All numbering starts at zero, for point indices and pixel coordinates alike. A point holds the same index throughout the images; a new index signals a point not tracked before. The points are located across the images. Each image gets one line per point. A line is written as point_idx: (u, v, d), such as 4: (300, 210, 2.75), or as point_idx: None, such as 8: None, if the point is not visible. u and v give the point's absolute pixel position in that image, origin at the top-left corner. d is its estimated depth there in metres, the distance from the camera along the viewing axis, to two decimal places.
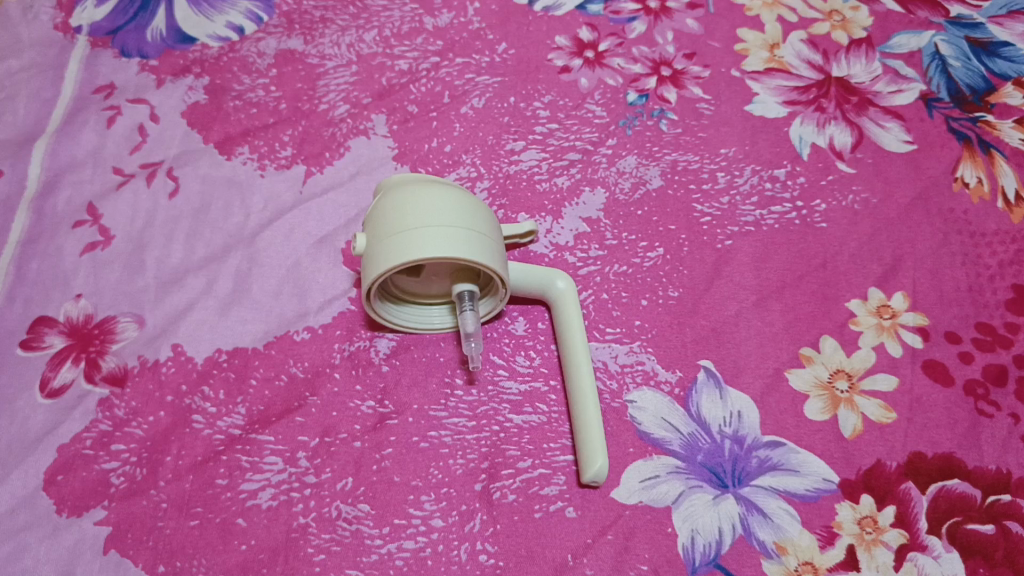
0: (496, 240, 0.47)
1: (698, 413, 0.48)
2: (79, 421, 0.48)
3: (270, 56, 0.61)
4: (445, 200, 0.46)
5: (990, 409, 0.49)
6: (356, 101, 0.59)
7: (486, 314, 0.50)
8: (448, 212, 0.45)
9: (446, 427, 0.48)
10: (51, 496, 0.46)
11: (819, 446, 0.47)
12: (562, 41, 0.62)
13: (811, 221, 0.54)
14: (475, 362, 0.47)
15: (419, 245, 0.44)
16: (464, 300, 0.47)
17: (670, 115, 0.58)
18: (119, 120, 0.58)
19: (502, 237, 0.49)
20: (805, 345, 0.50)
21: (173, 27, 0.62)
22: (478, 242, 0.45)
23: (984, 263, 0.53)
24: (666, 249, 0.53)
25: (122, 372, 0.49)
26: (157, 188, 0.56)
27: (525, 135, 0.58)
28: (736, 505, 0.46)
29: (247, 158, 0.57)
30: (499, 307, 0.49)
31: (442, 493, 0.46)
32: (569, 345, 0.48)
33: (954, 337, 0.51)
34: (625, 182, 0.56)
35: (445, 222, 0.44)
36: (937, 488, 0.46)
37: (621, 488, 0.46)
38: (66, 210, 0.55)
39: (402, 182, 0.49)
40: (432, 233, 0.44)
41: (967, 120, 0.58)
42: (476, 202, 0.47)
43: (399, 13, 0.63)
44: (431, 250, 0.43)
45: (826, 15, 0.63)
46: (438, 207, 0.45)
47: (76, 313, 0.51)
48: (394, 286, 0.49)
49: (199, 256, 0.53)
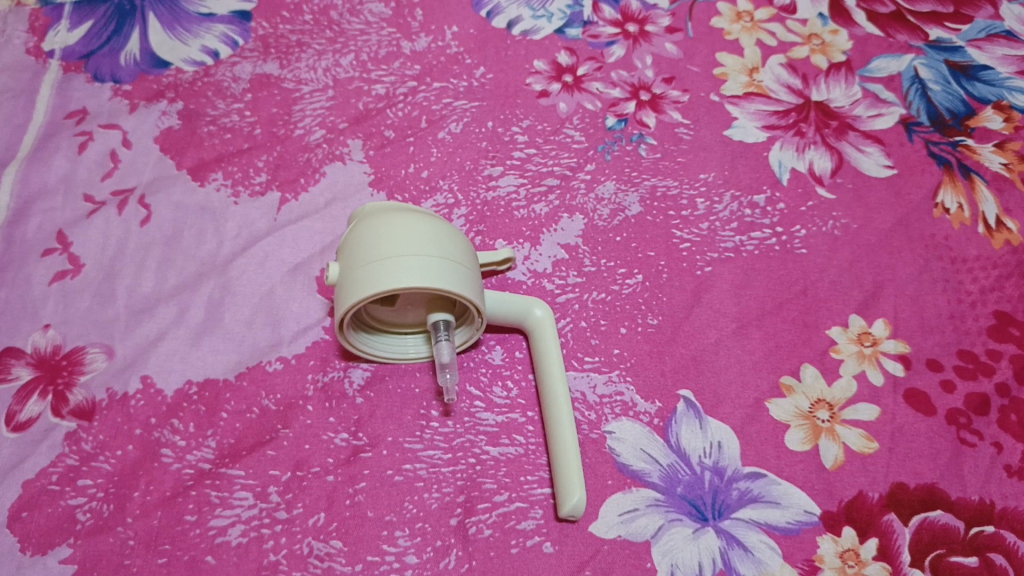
0: (474, 271, 0.46)
1: (677, 443, 0.48)
2: (46, 455, 0.47)
3: (245, 81, 0.60)
4: (422, 229, 0.45)
5: (973, 438, 0.48)
6: (332, 126, 0.58)
7: (462, 344, 0.49)
8: (425, 241, 0.44)
9: (421, 460, 0.47)
10: (15, 533, 0.45)
11: (800, 478, 0.47)
12: (540, 65, 0.61)
13: (791, 247, 0.54)
14: (450, 394, 0.46)
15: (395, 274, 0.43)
16: (440, 330, 0.46)
17: (649, 140, 0.58)
18: (91, 146, 0.57)
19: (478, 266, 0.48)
20: (786, 374, 0.50)
21: (147, 51, 0.61)
22: (454, 270, 0.44)
23: (965, 289, 0.53)
24: (645, 276, 0.53)
25: (90, 405, 0.48)
26: (129, 216, 0.55)
27: (503, 161, 0.57)
28: (717, 539, 0.45)
29: (221, 184, 0.56)
30: (476, 335, 0.49)
31: (417, 529, 0.45)
32: (546, 374, 0.47)
33: (936, 364, 0.50)
34: (603, 209, 0.55)
35: (420, 251, 0.44)
36: (920, 520, 0.46)
37: (599, 522, 0.45)
38: (35, 238, 0.54)
39: (379, 210, 0.48)
40: (407, 262, 0.43)
41: (948, 144, 0.58)
42: (454, 231, 0.47)
43: (376, 37, 0.62)
44: (407, 281, 0.43)
45: (805, 39, 0.63)
46: (412, 236, 0.44)
47: (44, 344, 0.50)
48: (369, 313, 0.49)
49: (170, 285, 0.53)
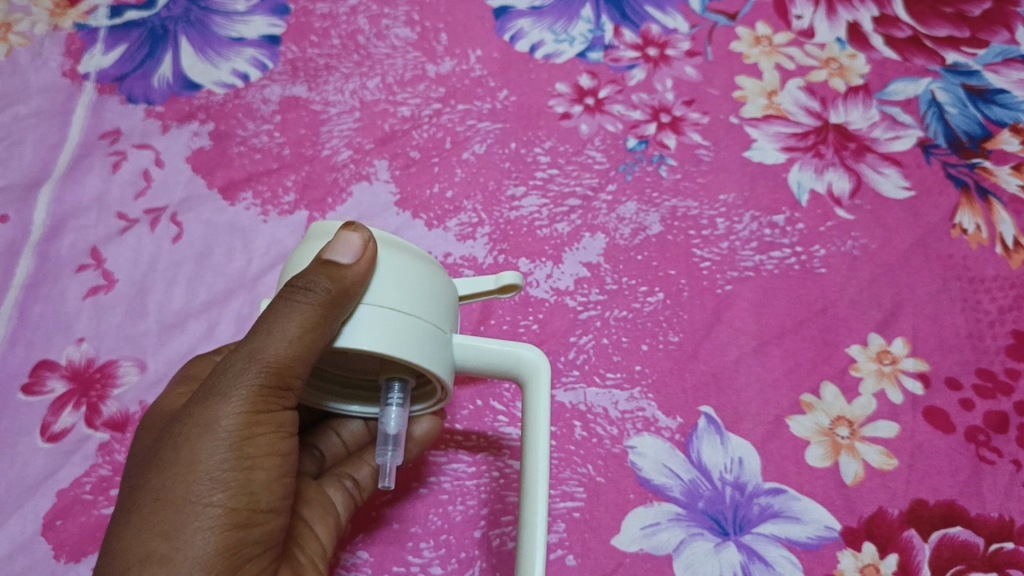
0: (414, 309, 0.36)
1: (698, 459, 0.48)
2: (79, 466, 0.48)
3: (274, 103, 0.62)
4: (346, 258, 0.35)
5: (992, 456, 0.49)
6: (359, 146, 0.60)
7: (427, 435, 0.46)
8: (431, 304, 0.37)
9: (446, 473, 0.48)
10: (49, 541, 0.46)
11: (821, 494, 0.47)
12: (562, 88, 0.62)
13: (810, 266, 0.55)
14: (389, 476, 0.38)
15: (247, 347, 0.37)
16: (392, 391, 0.39)
17: (670, 160, 0.59)
18: (124, 165, 0.59)
19: (450, 297, 0.39)
20: (806, 391, 0.50)
21: (179, 73, 0.63)
22: (362, 332, 0.35)
23: (983, 308, 0.53)
24: (666, 294, 0.53)
25: (123, 417, 0.50)
26: (161, 233, 0.56)
27: (526, 181, 0.58)
28: (738, 553, 0.46)
29: (250, 204, 0.57)
30: (438, 405, 0.41)
31: (441, 541, 0.46)
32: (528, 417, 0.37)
33: (955, 383, 0.51)
34: (625, 228, 0.56)
35: (307, 287, 0.35)
36: (939, 535, 0.46)
37: (622, 535, 0.46)
38: (70, 254, 0.56)
39: (318, 238, 0.39)
40: (279, 321, 0.36)
41: (965, 166, 0.59)
42: (388, 260, 0.36)
43: (402, 61, 0.64)
44: (276, 348, 0.36)
45: (823, 63, 0.63)
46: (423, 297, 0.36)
47: (77, 357, 0.52)
48: (349, 425, 0.51)
49: (200, 301, 0.54)
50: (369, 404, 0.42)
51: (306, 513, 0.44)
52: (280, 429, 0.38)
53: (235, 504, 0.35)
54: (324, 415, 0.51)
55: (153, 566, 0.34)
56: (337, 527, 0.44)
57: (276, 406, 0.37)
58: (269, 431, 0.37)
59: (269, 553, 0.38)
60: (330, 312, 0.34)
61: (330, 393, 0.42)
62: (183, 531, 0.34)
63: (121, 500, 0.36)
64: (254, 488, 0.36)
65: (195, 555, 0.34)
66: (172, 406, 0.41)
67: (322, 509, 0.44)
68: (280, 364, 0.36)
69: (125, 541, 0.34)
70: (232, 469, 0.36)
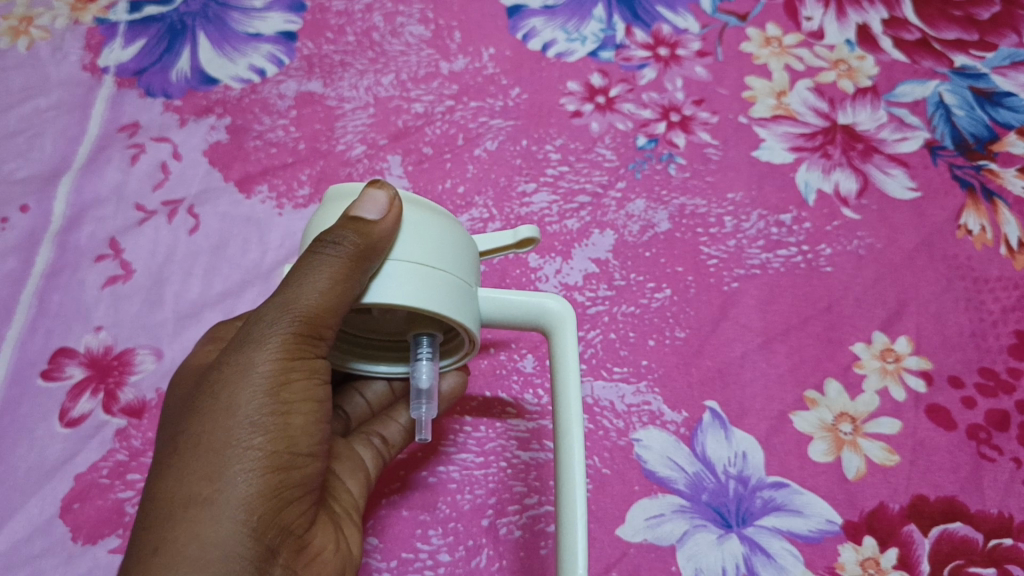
0: (439, 263, 0.37)
1: (703, 452, 0.49)
2: (96, 451, 0.50)
3: (290, 98, 0.63)
4: (373, 214, 0.36)
5: (993, 453, 0.49)
6: (373, 142, 0.61)
7: (452, 392, 0.47)
8: (456, 259, 0.38)
9: (454, 462, 0.49)
10: (67, 523, 0.47)
11: (823, 488, 0.48)
12: (573, 86, 0.63)
13: (816, 265, 0.55)
14: (424, 430, 0.40)
15: (279, 297, 0.38)
16: (421, 347, 0.40)
17: (679, 159, 0.60)
18: (142, 158, 0.60)
19: (471, 254, 0.40)
20: (809, 387, 0.51)
21: (197, 68, 0.64)
22: (395, 287, 0.36)
23: (986, 308, 0.54)
24: (673, 290, 0.54)
25: (140, 404, 0.51)
26: (178, 225, 0.57)
27: (537, 177, 0.59)
28: (740, 545, 0.47)
29: (265, 197, 0.58)
30: (465, 359, 0.42)
31: (450, 528, 0.47)
32: (558, 367, 0.39)
33: (957, 381, 0.51)
34: (633, 225, 0.57)
35: (335, 241, 0.36)
36: (939, 531, 0.47)
37: (626, 526, 0.47)
38: (89, 245, 0.57)
39: (338, 200, 0.40)
40: (308, 273, 0.36)
41: (971, 168, 0.59)
42: (412, 217, 0.37)
43: (416, 58, 0.65)
44: (308, 298, 0.36)
45: (833, 64, 0.64)
46: (449, 252, 0.37)
47: (96, 345, 0.53)
48: (373, 386, 0.51)
49: (216, 292, 0.55)
50: (397, 364, 0.43)
51: (338, 468, 0.45)
52: (316, 376, 0.39)
53: (274, 447, 0.37)
54: (346, 376, 0.51)
55: (197, 508, 0.35)
56: (367, 482, 0.46)
57: (310, 353, 0.38)
58: (303, 376, 0.38)
59: (308, 496, 0.39)
60: (359, 265, 0.35)
61: (355, 354, 0.43)
62: (225, 472, 0.35)
63: (161, 451, 0.37)
64: (292, 432, 0.37)
65: (237, 496, 0.35)
66: (195, 374, 0.42)
67: (351, 464, 0.45)
68: (312, 314, 0.37)
69: (167, 487, 0.35)
70: (270, 413, 0.37)
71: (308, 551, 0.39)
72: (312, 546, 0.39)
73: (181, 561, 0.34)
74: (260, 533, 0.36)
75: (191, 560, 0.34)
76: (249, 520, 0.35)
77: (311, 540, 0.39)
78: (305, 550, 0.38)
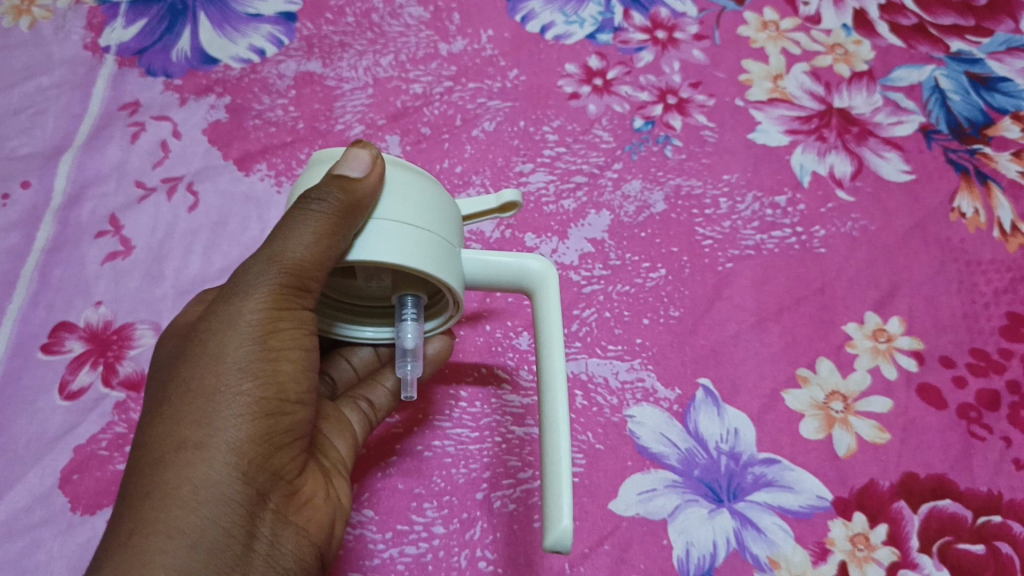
0: (428, 224, 0.38)
1: (695, 429, 0.50)
2: (96, 423, 0.50)
3: (289, 78, 0.63)
4: (358, 172, 0.38)
5: (982, 432, 0.50)
6: (371, 122, 0.61)
7: (438, 356, 0.48)
8: (441, 220, 0.39)
9: (449, 437, 0.49)
10: (66, 493, 0.48)
11: (813, 465, 0.49)
12: (572, 68, 0.64)
13: (810, 246, 0.56)
14: (411, 387, 0.41)
15: (266, 251, 0.38)
16: (406, 308, 0.41)
17: (675, 141, 0.60)
18: (143, 136, 0.61)
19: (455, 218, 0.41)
20: (802, 366, 0.52)
21: (197, 48, 0.64)
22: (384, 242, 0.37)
23: (979, 291, 0.54)
24: (668, 270, 0.55)
25: (139, 377, 0.52)
26: (178, 202, 0.58)
27: (534, 158, 0.60)
28: (731, 520, 0.47)
29: (265, 175, 0.59)
30: (451, 321, 0.44)
31: (444, 501, 0.47)
32: (543, 329, 0.40)
33: (948, 361, 0.52)
34: (630, 206, 0.57)
35: (320, 198, 0.37)
36: (928, 507, 0.48)
37: (619, 500, 0.48)
38: (89, 221, 0.57)
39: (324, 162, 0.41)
40: (293, 226, 0.37)
41: (965, 152, 0.60)
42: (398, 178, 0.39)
43: (415, 39, 0.65)
44: (293, 250, 0.37)
45: (829, 48, 0.64)
46: (434, 213, 0.39)
47: (96, 320, 0.54)
48: (359, 352, 0.52)
49: (216, 268, 0.56)
50: (383, 326, 0.45)
51: (325, 427, 0.45)
52: (303, 327, 0.39)
53: (264, 393, 0.37)
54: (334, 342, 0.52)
55: (189, 452, 0.35)
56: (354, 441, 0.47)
57: (297, 304, 0.39)
58: (291, 326, 0.39)
59: (297, 443, 0.39)
60: (346, 220, 0.37)
61: (343, 316, 0.44)
62: (215, 418, 0.36)
63: (150, 404, 0.38)
64: (281, 378, 0.38)
65: (229, 439, 0.36)
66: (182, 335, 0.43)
67: (338, 424, 0.46)
68: (297, 266, 0.37)
69: (158, 433, 0.36)
70: (259, 360, 0.37)
71: (299, 497, 0.39)
72: (302, 492, 0.40)
73: (175, 502, 0.34)
74: (252, 475, 0.36)
75: (184, 501, 0.34)
76: (241, 463, 0.36)
77: (301, 486, 0.39)
78: (296, 496, 0.39)
